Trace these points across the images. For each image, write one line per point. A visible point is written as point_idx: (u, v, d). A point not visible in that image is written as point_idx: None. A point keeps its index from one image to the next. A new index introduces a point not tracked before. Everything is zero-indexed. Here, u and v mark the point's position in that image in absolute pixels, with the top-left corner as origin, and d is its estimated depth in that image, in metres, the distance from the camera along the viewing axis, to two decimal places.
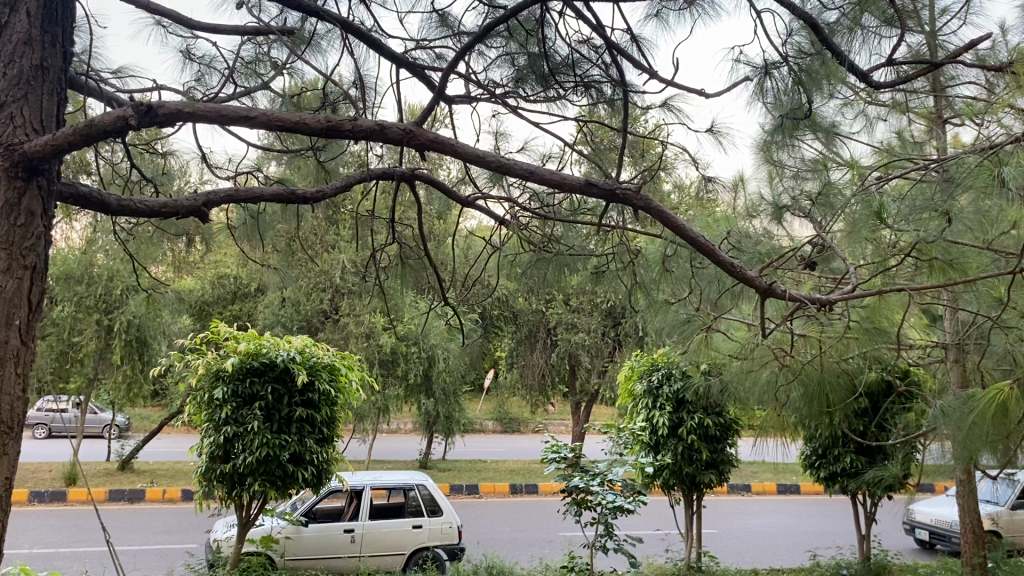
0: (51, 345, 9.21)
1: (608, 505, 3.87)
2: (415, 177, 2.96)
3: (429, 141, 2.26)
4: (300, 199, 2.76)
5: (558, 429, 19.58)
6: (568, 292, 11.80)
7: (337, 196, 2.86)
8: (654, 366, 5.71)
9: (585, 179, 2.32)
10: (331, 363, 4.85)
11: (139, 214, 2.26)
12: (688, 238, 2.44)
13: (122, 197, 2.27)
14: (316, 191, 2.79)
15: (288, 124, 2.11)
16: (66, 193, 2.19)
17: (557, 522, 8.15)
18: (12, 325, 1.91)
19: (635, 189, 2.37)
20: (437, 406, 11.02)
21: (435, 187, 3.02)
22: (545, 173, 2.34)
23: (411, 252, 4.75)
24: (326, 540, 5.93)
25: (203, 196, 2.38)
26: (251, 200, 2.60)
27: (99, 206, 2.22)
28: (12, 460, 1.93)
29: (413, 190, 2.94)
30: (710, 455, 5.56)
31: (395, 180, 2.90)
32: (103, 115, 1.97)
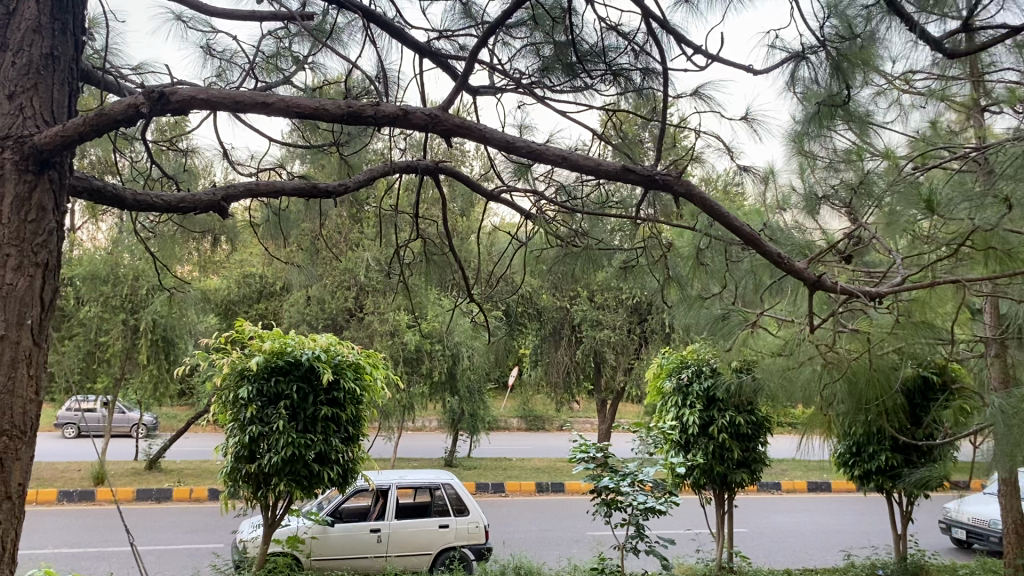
0: (80, 344, 9.29)
1: (640, 506, 3.76)
2: (438, 170, 2.89)
3: (455, 127, 2.21)
4: (322, 193, 2.70)
5: (583, 426, 19.51)
6: (593, 288, 11.70)
7: (359, 189, 2.81)
8: (684, 363, 5.60)
9: (622, 164, 2.28)
10: (356, 361, 4.79)
11: (154, 208, 2.21)
12: (731, 224, 2.41)
13: (137, 191, 2.21)
14: (339, 185, 2.73)
15: (307, 110, 2.08)
16: (78, 186, 2.13)
17: (584, 522, 8.06)
18: (24, 325, 1.87)
19: (675, 172, 2.29)
20: (462, 404, 10.98)
21: (460, 180, 2.96)
22: (579, 157, 2.29)
23: (435, 248, 4.68)
24: (352, 539, 5.88)
25: (222, 190, 2.33)
26: (270, 193, 2.56)
27: (115, 201, 2.17)
28: (25, 466, 1.89)
29: (437, 183, 2.88)
30: (742, 453, 5.44)
31: (419, 173, 2.83)
32: (115, 102, 1.92)
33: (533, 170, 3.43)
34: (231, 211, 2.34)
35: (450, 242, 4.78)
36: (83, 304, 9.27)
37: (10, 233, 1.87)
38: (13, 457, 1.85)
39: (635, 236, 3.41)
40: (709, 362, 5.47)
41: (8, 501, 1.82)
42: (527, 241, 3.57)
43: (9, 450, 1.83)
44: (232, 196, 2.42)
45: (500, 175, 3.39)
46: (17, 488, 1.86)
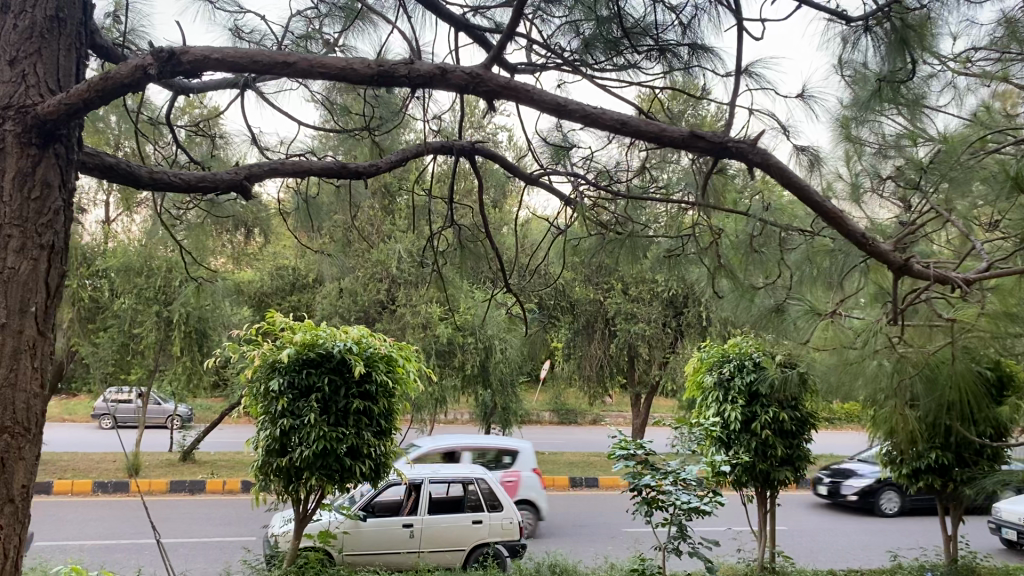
0: (114, 336, 9.34)
1: (683, 506, 3.60)
2: (476, 152, 2.77)
3: (499, 87, 2.14)
4: (349, 173, 2.59)
5: (616, 421, 19.31)
6: (627, 281, 11.51)
7: (392, 170, 2.69)
8: (725, 356, 5.41)
9: (691, 131, 2.17)
10: (388, 353, 4.67)
11: (172, 187, 2.14)
12: (813, 199, 2.25)
13: (153, 170, 2.13)
14: (371, 165, 2.62)
15: (335, 70, 2.01)
16: (89, 164, 2.06)
17: (620, 519, 7.92)
18: (27, 312, 1.80)
19: (750, 142, 2.16)
20: (495, 397, 10.88)
21: (498, 162, 2.84)
22: (642, 125, 2.20)
23: (469, 235, 4.55)
24: (384, 535, 5.80)
25: (244, 169, 2.29)
26: (298, 174, 2.48)
27: (131, 179, 2.10)
28: (29, 466, 1.81)
29: (475, 165, 2.76)
30: (786, 451, 5.25)
31: (456, 154, 2.71)
32: (121, 65, 1.89)
33: (571, 154, 3.30)
34: (254, 191, 2.28)
35: (485, 231, 4.66)
36: (118, 296, 9.31)
37: (11, 211, 1.81)
38: (16, 457, 1.77)
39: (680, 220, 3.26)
40: (752, 357, 5.28)
41: (11, 504, 1.75)
42: (566, 228, 3.43)
43: (13, 449, 1.76)
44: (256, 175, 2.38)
45: (538, 159, 3.25)
46: (20, 491, 1.78)
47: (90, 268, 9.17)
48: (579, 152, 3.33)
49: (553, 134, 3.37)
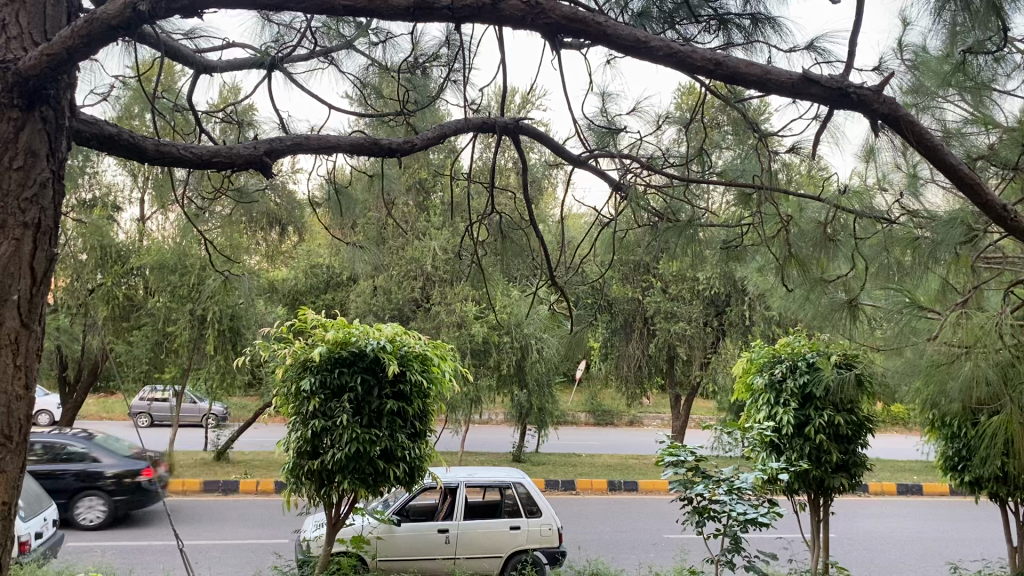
0: (148, 334, 9.33)
1: (739, 517, 3.35)
2: (520, 131, 2.64)
3: (566, 20, 2.03)
4: (382, 151, 2.45)
5: (654, 423, 19.08)
6: (667, 278, 11.21)
7: (427, 148, 2.54)
8: (776, 357, 5.15)
9: (803, 74, 2.07)
10: (423, 352, 4.45)
11: (182, 160, 2.04)
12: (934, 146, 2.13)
13: (160, 144, 2.04)
14: (404, 141, 2.49)
15: (361, 6, 1.91)
16: (88, 133, 1.97)
17: (661, 524, 7.69)
18: (9, 302, 1.75)
19: (873, 90, 2.06)
20: (531, 398, 10.67)
21: (543, 143, 2.67)
22: (739, 67, 2.08)
23: (511, 226, 4.35)
24: (419, 540, 5.61)
25: (265, 143, 2.22)
26: (326, 151, 2.34)
27: (136, 153, 2.00)
28: (7, 478, 1.78)
29: (517, 144, 2.65)
30: (841, 456, 4.95)
31: (497, 133, 2.60)
32: (107, 6, 1.79)
33: (620, 138, 3.10)
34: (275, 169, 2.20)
35: (527, 222, 4.45)
36: (152, 294, 9.30)
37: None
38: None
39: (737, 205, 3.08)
40: (805, 357, 5.00)
41: None
42: (616, 217, 3.23)
43: None
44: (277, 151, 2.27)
45: (584, 144, 3.04)
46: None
47: (124, 266, 9.16)
48: (628, 137, 3.11)
49: (599, 118, 3.15)
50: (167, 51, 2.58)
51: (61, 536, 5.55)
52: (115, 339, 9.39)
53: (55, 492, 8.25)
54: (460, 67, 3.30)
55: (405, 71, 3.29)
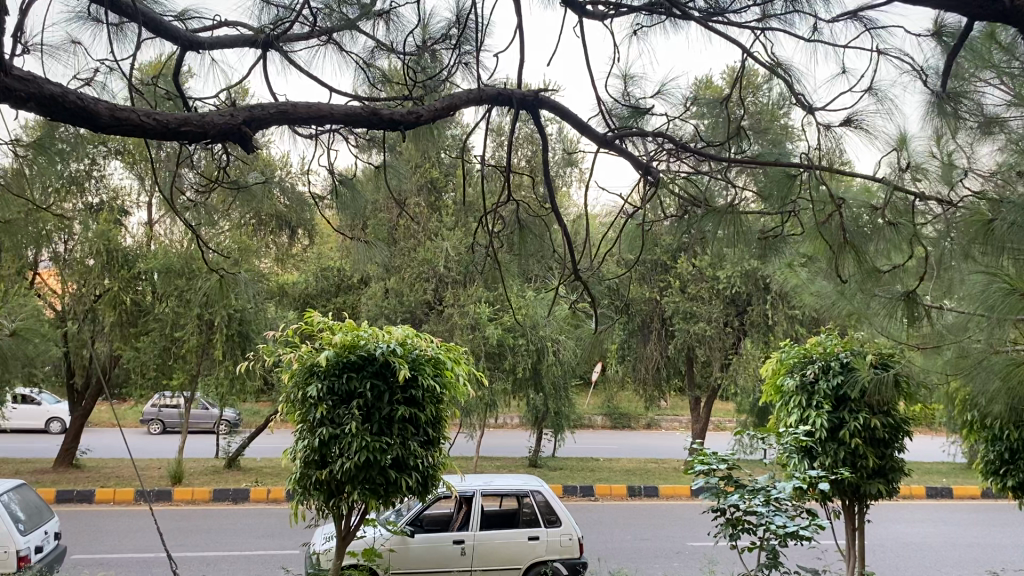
0: (155, 339, 9.15)
1: (778, 531, 3.09)
2: (540, 104, 2.63)
3: None
4: (365, 120, 2.28)
5: (671, 427, 18.80)
6: (685, 277, 10.93)
7: (434, 120, 2.40)
8: (808, 357, 4.88)
9: None
10: (435, 356, 4.21)
11: (140, 127, 1.99)
12: None
13: (114, 108, 1.97)
14: (408, 112, 2.35)
15: None
16: (26, 92, 1.86)
17: (683, 532, 7.43)
18: None
19: None
20: (547, 402, 10.43)
21: (566, 119, 2.52)
22: None
23: (529, 217, 4.09)
24: (434, 552, 5.37)
25: (244, 111, 2.12)
26: (320, 120, 2.25)
27: (87, 118, 1.93)
28: None
29: (534, 118, 2.62)
30: (878, 461, 4.69)
31: (515, 105, 2.58)
32: None
33: (648, 117, 2.88)
34: (252, 140, 2.12)
35: (546, 210, 4.17)
36: (161, 300, 9.14)
37: None
38: None
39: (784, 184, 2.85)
40: (838, 357, 4.76)
41: None
42: (645, 202, 3.03)
43: None
44: (260, 119, 2.18)
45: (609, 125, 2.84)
46: None
47: (132, 271, 9.01)
48: (655, 117, 2.88)
49: (624, 99, 2.94)
50: (150, 27, 2.55)
51: (62, 550, 5.36)
52: (122, 345, 9.24)
53: (62, 502, 8.10)
54: (470, 48, 3.10)
55: (412, 53, 3.10)
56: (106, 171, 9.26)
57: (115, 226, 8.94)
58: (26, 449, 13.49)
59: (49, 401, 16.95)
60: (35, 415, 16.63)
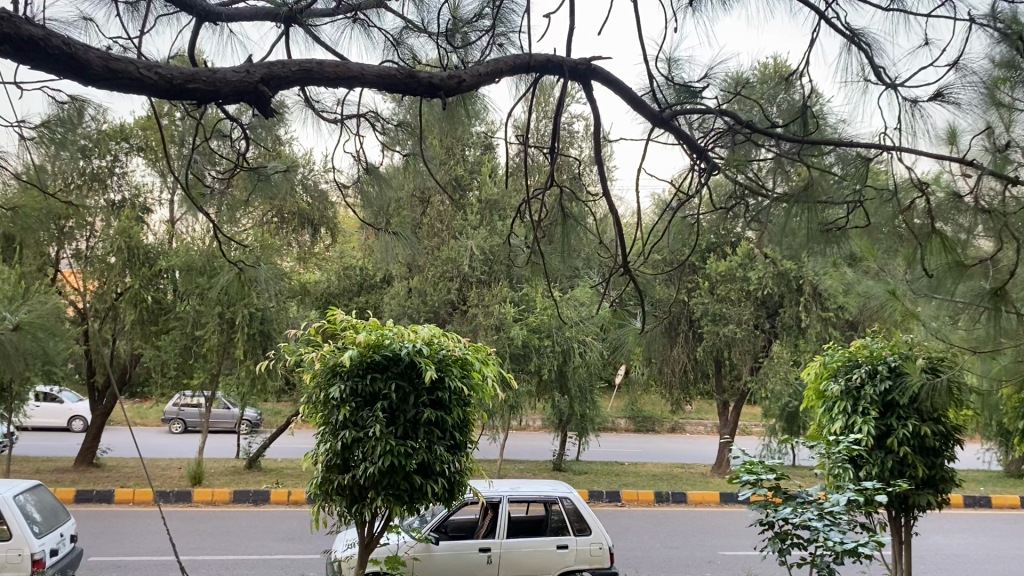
0: (176, 338, 9.04)
1: (836, 548, 2.86)
2: (593, 74, 2.46)
3: None
4: (401, 83, 2.17)
5: (695, 431, 18.55)
6: (715, 278, 10.67)
7: (474, 86, 2.27)
8: (853, 361, 4.64)
9: None
10: (463, 356, 4.03)
11: (140, 82, 1.85)
12: None
13: (108, 58, 1.83)
14: (448, 76, 2.23)
15: None
16: (3, 34, 1.70)
17: (715, 540, 7.18)
18: None
19: None
20: (572, 405, 10.21)
21: (619, 91, 2.44)
22: None
23: (570, 201, 3.78)
24: (459, 560, 5.19)
25: (262, 68, 2.01)
26: (345, 81, 2.14)
27: (76, 68, 1.79)
28: None
29: (585, 89, 2.47)
30: (928, 471, 4.44)
31: (566, 74, 2.44)
32: None
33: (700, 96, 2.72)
34: (271, 99, 2.02)
35: (588, 194, 3.88)
36: (182, 298, 9.02)
37: None
38: None
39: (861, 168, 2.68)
40: (886, 361, 4.53)
41: None
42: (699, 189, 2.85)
43: None
44: (279, 79, 2.06)
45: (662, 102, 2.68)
46: None
47: (153, 269, 8.90)
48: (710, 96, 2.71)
49: (675, 77, 2.76)
50: None
51: (79, 553, 5.25)
52: (142, 344, 9.12)
53: (81, 502, 8.00)
54: (505, 29, 2.88)
55: (443, 36, 2.92)
56: (128, 168, 9.18)
57: (137, 223, 8.84)
58: (47, 447, 13.48)
59: (70, 399, 16.99)
60: (56, 412, 16.66)
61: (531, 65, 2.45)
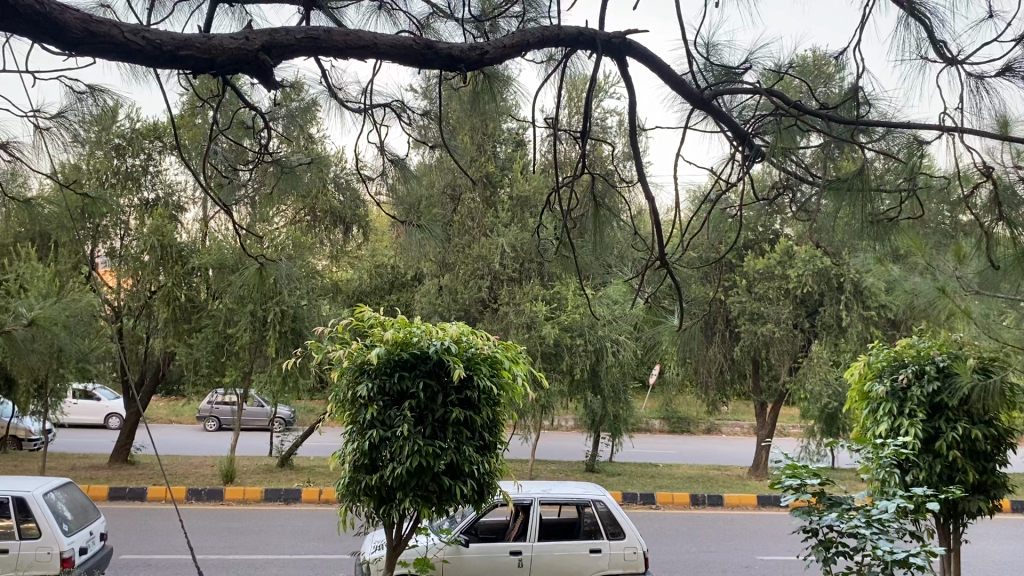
0: (209, 336, 9.09)
1: (884, 557, 2.69)
2: (627, 48, 2.39)
3: None
4: (416, 55, 2.18)
5: (731, 432, 18.26)
6: (752, 276, 10.46)
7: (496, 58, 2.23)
8: (898, 362, 4.46)
9: None
10: (492, 354, 3.92)
11: (124, 45, 1.91)
12: None
13: (88, 21, 1.89)
14: (469, 47, 2.21)
15: None
16: None
17: (753, 545, 6.99)
18: None
19: None
20: (606, 405, 10.07)
21: (656, 66, 2.36)
22: None
23: (607, 191, 3.62)
24: (490, 563, 5.10)
25: (263, 35, 2.05)
26: (353, 51, 2.16)
27: (53, 28, 1.85)
28: None
29: (619, 64, 2.40)
30: (979, 476, 4.23)
31: (600, 48, 2.35)
32: None
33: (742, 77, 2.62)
34: (272, 68, 2.05)
35: (624, 183, 3.70)
36: (214, 296, 9.06)
37: None
38: None
39: (916, 155, 2.57)
40: (934, 361, 4.33)
41: None
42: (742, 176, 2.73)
43: None
44: (285, 47, 2.11)
45: (700, 82, 2.60)
46: None
47: (186, 267, 8.93)
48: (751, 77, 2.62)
49: (715, 59, 2.68)
50: None
51: (108, 551, 5.28)
52: (175, 341, 9.18)
53: (115, 499, 8.05)
54: (535, 14, 2.75)
55: (471, 22, 2.81)
56: (162, 167, 9.30)
57: (169, 222, 8.91)
58: (85, 445, 13.66)
59: (107, 397, 17.22)
60: (93, 410, 16.90)
61: (562, 37, 2.38)
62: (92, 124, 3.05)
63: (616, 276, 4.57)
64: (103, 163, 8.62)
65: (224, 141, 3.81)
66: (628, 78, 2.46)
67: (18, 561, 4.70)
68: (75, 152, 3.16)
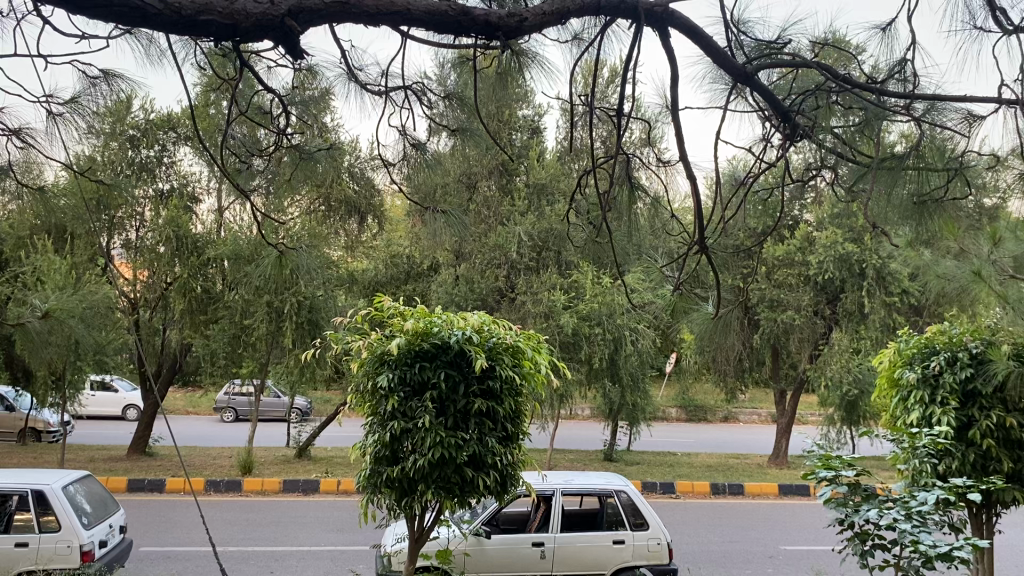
0: (225, 327, 9.06)
1: (927, 552, 2.60)
2: (668, 18, 2.33)
3: None
4: (452, 24, 2.15)
5: (750, 421, 18.15)
6: (772, 263, 10.33)
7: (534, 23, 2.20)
8: (929, 349, 4.35)
9: None
10: (515, 344, 3.84)
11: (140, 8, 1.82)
12: None
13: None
14: (507, 14, 2.18)
15: None
16: None
17: (776, 535, 6.90)
18: None
19: None
20: (624, 394, 9.98)
21: (697, 36, 2.30)
22: None
23: (636, 173, 3.50)
24: (513, 555, 5.03)
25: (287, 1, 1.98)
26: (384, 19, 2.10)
27: None
28: None
29: (660, 35, 2.35)
30: (1015, 465, 4.12)
31: (641, 17, 2.29)
32: None
33: (784, 51, 2.55)
34: (299, 35, 1.99)
35: (654, 166, 3.62)
36: (230, 287, 9.04)
37: None
38: None
39: (965, 131, 2.51)
40: (967, 348, 4.22)
41: None
42: (783, 153, 2.66)
43: None
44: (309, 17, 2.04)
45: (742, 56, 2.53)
46: None
47: (201, 258, 8.89)
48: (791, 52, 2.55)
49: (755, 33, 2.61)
50: None
51: (129, 543, 5.28)
52: (192, 333, 9.17)
53: (134, 491, 8.06)
54: None
55: None
56: (176, 158, 9.28)
57: (184, 213, 8.89)
58: (104, 436, 13.73)
59: (125, 389, 17.31)
60: (111, 402, 16.99)
61: (602, 5, 2.33)
62: (106, 111, 3.00)
63: (638, 263, 4.49)
64: (118, 155, 8.61)
65: (239, 129, 3.75)
66: (669, 50, 2.39)
67: (38, 555, 4.69)
68: (89, 140, 3.11)
